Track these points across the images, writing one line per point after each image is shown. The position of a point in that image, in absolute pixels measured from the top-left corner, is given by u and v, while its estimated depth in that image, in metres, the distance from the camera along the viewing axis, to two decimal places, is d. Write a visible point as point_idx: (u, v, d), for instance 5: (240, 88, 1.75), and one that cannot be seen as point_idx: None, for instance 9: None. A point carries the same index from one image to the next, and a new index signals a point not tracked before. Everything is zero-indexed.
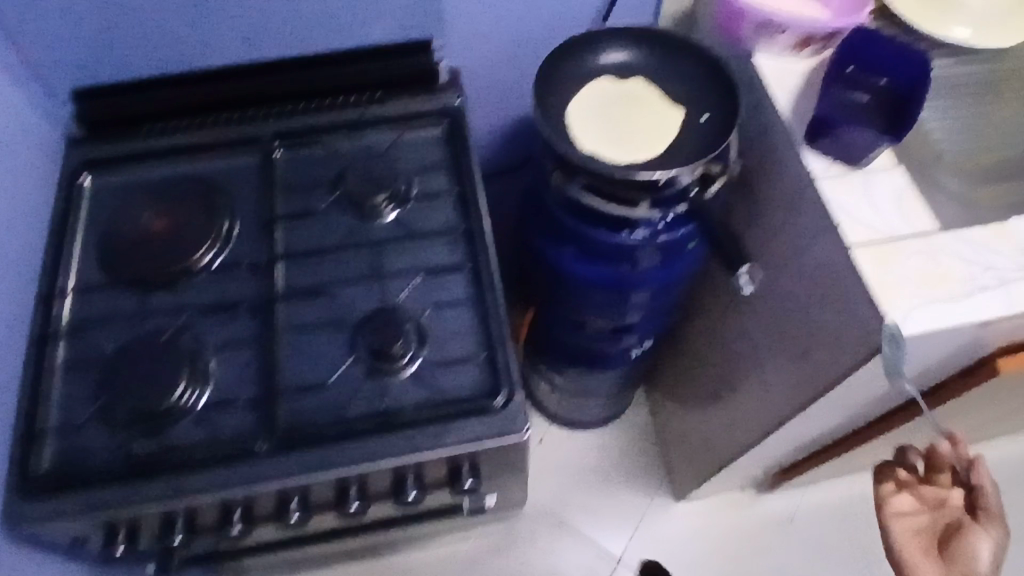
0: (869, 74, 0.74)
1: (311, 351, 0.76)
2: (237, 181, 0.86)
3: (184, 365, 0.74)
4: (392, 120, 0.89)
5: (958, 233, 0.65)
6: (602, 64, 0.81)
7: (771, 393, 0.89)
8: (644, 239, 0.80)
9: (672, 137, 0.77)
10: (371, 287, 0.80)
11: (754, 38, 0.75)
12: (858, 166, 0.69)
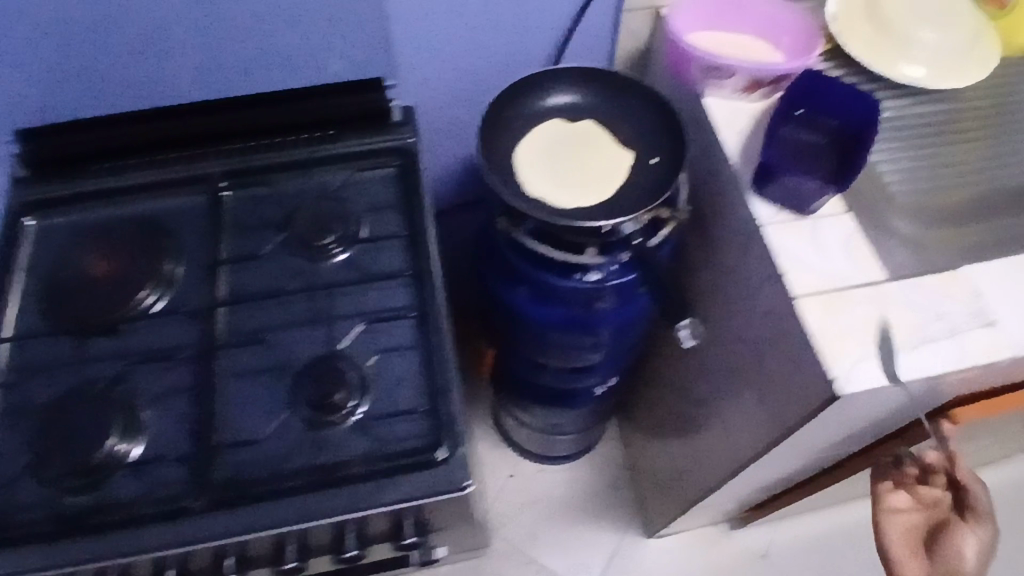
0: (823, 117, 0.72)
1: (251, 400, 0.74)
2: (184, 224, 0.84)
3: (119, 416, 0.72)
4: (344, 160, 0.86)
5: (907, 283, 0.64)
6: (549, 105, 0.80)
7: (733, 437, 0.87)
8: (595, 284, 0.78)
9: (621, 179, 0.76)
10: (315, 333, 0.77)
11: (702, 81, 0.75)
12: (807, 214, 0.68)
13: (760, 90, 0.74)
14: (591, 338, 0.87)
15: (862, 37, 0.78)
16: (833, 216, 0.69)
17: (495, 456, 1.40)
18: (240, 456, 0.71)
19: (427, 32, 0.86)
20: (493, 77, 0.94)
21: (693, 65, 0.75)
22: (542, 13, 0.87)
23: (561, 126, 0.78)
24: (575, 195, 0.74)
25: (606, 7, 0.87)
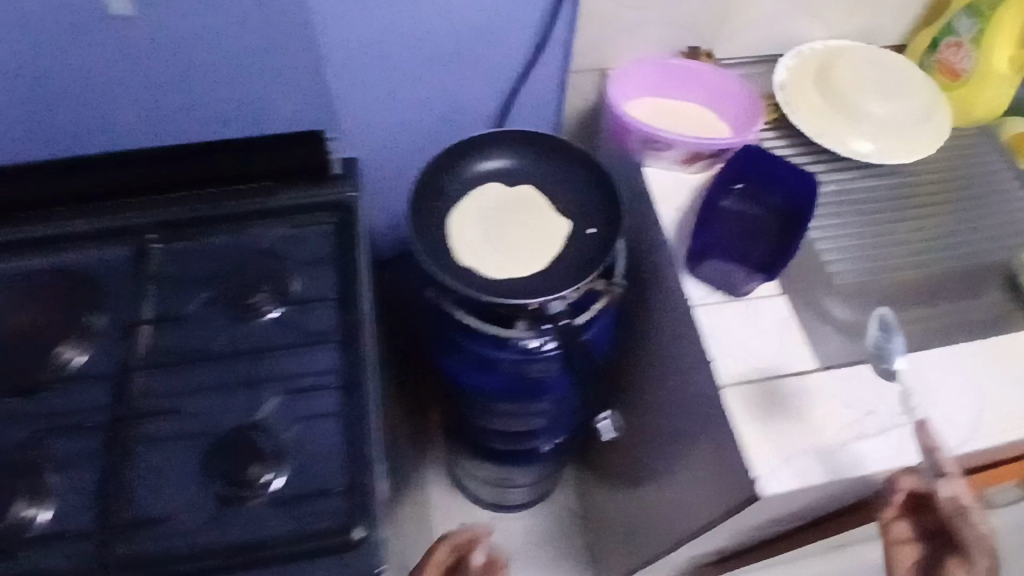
0: (766, 194, 0.74)
1: (165, 468, 0.70)
2: (108, 277, 0.80)
3: (22, 485, 0.68)
4: (281, 213, 0.83)
5: (838, 371, 0.66)
6: (485, 169, 0.78)
7: (679, 513, 0.83)
8: (529, 353, 0.74)
9: (557, 248, 0.73)
10: (238, 398, 0.74)
11: (642, 151, 0.77)
12: (738, 295, 0.70)
13: (701, 162, 0.76)
14: (533, 403, 0.83)
15: (809, 110, 0.81)
16: (761, 301, 0.70)
17: (446, 503, 1.34)
18: (150, 527, 0.67)
19: (371, 88, 0.86)
20: (439, 133, 0.93)
21: (633, 135, 0.77)
22: (487, 73, 0.85)
23: (496, 193, 0.76)
24: (507, 266, 0.72)
25: (552, 69, 0.86)
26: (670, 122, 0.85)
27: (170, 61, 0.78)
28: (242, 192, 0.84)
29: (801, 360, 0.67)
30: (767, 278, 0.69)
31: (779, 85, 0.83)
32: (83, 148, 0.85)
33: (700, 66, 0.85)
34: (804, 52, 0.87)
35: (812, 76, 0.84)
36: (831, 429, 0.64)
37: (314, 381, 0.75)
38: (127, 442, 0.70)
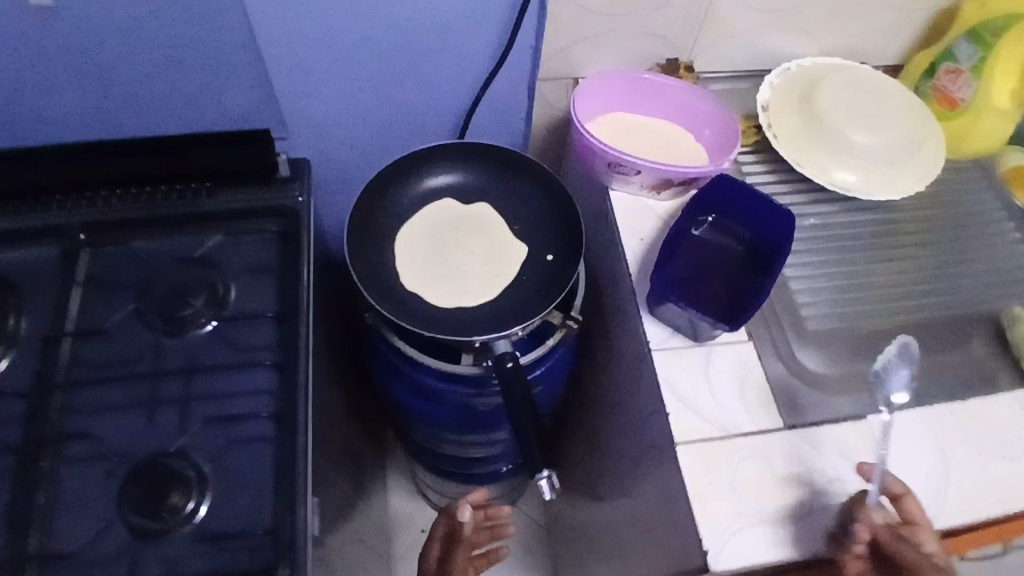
0: (734, 229, 0.69)
1: (78, 495, 0.65)
2: (34, 281, 0.75)
3: None
4: (223, 217, 0.77)
5: (803, 432, 0.62)
6: (430, 186, 0.77)
7: (629, 556, 0.78)
8: (477, 387, 0.71)
9: (514, 268, 0.73)
10: (162, 418, 0.69)
11: (607, 175, 0.72)
12: (699, 341, 0.66)
13: (671, 189, 0.72)
14: (487, 432, 0.79)
15: (789, 135, 0.76)
16: (725, 345, 0.66)
17: (409, 508, 1.27)
18: (54, 563, 0.61)
19: (326, 91, 0.79)
20: (400, 139, 0.87)
21: (597, 159, 0.71)
22: (451, 78, 0.79)
23: (446, 211, 0.76)
24: (454, 289, 0.71)
25: (522, 75, 0.80)
26: (640, 143, 0.79)
27: (98, 56, 0.71)
28: (182, 192, 0.78)
29: (768, 417, 0.63)
30: (733, 327, 0.62)
31: (762, 105, 0.78)
32: (13, 137, 0.79)
33: (673, 84, 0.80)
34: (792, 69, 0.81)
35: (797, 96, 0.78)
36: (792, 492, 0.60)
37: (245, 405, 0.69)
38: (36, 465, 0.65)
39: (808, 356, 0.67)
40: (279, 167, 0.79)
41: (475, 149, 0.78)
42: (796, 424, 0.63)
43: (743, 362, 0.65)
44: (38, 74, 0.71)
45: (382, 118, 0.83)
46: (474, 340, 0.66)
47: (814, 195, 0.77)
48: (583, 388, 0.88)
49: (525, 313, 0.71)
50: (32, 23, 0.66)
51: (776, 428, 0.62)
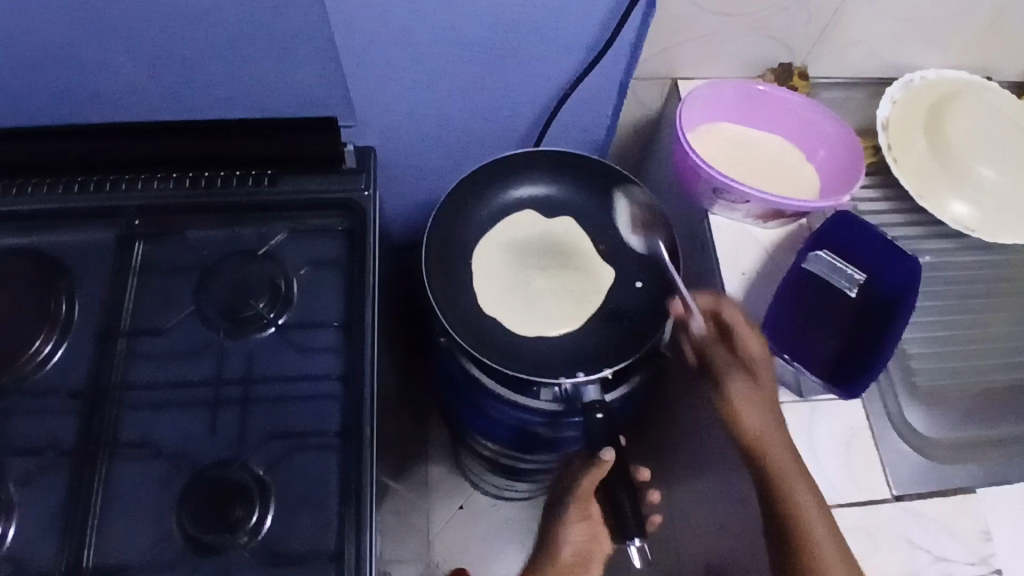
0: (851, 267, 0.67)
1: (135, 495, 0.63)
2: (88, 264, 0.72)
3: None
4: (287, 208, 0.73)
5: (907, 508, 0.60)
6: (518, 196, 0.83)
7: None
8: (551, 418, 0.75)
9: (600, 294, 0.78)
10: (224, 419, 0.67)
11: (711, 198, 0.70)
12: (803, 396, 0.64)
13: (780, 219, 0.70)
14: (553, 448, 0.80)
15: (908, 158, 0.73)
16: (830, 402, 0.64)
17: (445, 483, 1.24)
18: (112, 569, 0.60)
19: (412, 89, 0.76)
20: (481, 131, 0.84)
21: (702, 182, 0.69)
22: (539, 72, 0.75)
23: (536, 221, 0.82)
24: (535, 304, 0.77)
25: (614, 72, 0.75)
26: (747, 164, 0.73)
27: (166, 38, 0.66)
28: (244, 178, 0.74)
29: (874, 487, 0.60)
30: (845, 396, 0.60)
31: (882, 123, 0.75)
32: (70, 107, 0.75)
33: (788, 98, 0.74)
34: (916, 82, 0.78)
35: (921, 112, 0.76)
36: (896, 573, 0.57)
37: (308, 416, 0.67)
38: (93, 464, 0.63)
39: (917, 416, 0.66)
40: (348, 158, 0.76)
41: (566, 163, 0.83)
42: (902, 494, 0.61)
43: (848, 423, 0.63)
44: (103, 51, 0.67)
45: (461, 108, 0.79)
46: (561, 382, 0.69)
47: (915, 235, 0.74)
48: (651, 400, 0.86)
49: (605, 333, 0.76)
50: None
51: (880, 499, 0.60)
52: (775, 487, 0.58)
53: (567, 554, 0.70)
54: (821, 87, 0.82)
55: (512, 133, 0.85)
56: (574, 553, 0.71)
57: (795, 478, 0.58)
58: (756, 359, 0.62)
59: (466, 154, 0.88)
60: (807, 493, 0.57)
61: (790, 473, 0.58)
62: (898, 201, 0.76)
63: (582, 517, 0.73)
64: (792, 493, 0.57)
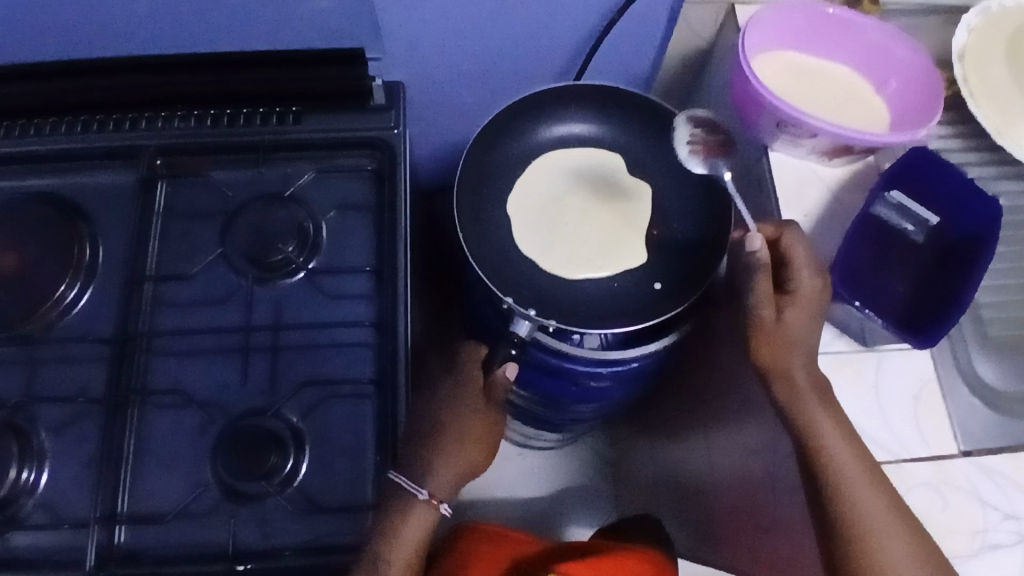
0: (919, 208, 0.64)
1: (167, 441, 0.62)
2: (109, 206, 0.69)
3: (11, 442, 0.60)
4: (314, 146, 0.70)
5: (977, 461, 0.58)
6: (558, 134, 0.79)
7: (745, 542, 0.77)
8: (594, 368, 0.71)
9: (642, 240, 0.75)
10: (256, 364, 0.65)
11: (772, 131, 0.66)
12: (867, 344, 0.62)
13: (846, 156, 0.66)
14: (581, 401, 0.79)
15: (986, 93, 0.69)
16: (897, 351, 0.62)
17: None
18: (147, 517, 0.59)
19: (450, 18, 0.71)
20: (519, 62, 0.79)
21: (765, 114, 0.65)
22: None
23: (578, 161, 0.79)
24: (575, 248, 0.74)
25: None
26: (809, 95, 0.68)
27: None
28: (268, 116, 0.71)
29: (941, 441, 0.59)
30: (921, 346, 0.57)
31: (958, 53, 0.70)
32: (84, 43, 0.71)
33: (861, 22, 0.68)
34: (993, 9, 0.73)
35: (998, 45, 0.71)
36: (963, 527, 0.56)
37: (344, 362, 0.65)
38: (124, 411, 0.61)
39: (987, 370, 0.65)
40: (378, 94, 0.72)
41: (609, 100, 0.78)
42: (972, 450, 0.59)
43: (912, 374, 0.61)
44: None
45: (495, 38, 0.74)
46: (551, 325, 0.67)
47: (986, 175, 0.70)
48: (694, 346, 0.83)
49: (645, 281, 0.74)
50: None
51: (949, 454, 0.59)
52: (812, 449, 0.55)
53: (476, 459, 0.65)
54: (888, 11, 0.76)
55: (551, 67, 0.80)
56: (470, 461, 0.65)
57: (834, 444, 0.55)
58: (795, 326, 0.59)
59: (500, 90, 0.84)
60: (848, 452, 0.55)
61: (828, 439, 0.55)
62: (969, 136, 0.71)
63: (477, 423, 0.65)
64: (831, 459, 0.55)
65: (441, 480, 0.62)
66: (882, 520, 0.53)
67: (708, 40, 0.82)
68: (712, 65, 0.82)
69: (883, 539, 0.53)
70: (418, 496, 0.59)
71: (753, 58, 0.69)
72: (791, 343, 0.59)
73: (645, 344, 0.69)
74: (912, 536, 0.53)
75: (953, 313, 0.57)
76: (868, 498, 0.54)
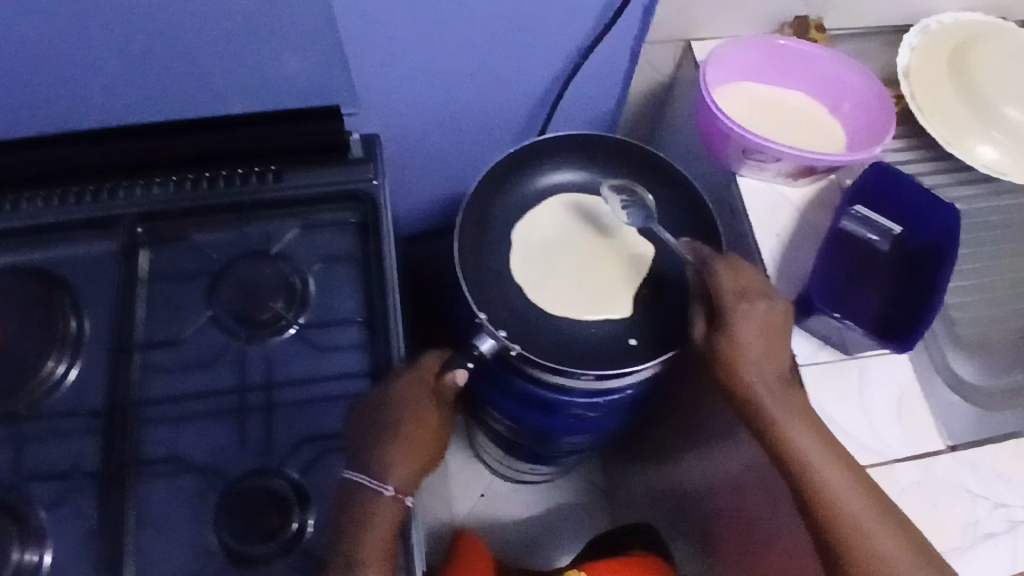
0: (883, 220, 0.68)
1: (168, 509, 0.61)
2: (93, 276, 0.69)
3: (9, 527, 0.59)
4: (294, 204, 0.71)
5: (963, 455, 0.61)
6: (555, 181, 0.81)
7: (745, 554, 0.78)
8: (590, 399, 0.73)
9: (630, 267, 0.77)
10: (252, 423, 0.64)
11: (738, 159, 0.69)
12: (848, 353, 0.65)
13: (810, 176, 0.69)
14: (571, 435, 0.80)
15: (934, 105, 0.73)
16: (876, 358, 0.65)
17: (464, 471, 1.19)
18: None
19: (421, 70, 0.74)
20: (489, 108, 0.82)
21: (731, 144, 0.68)
22: (549, 41, 0.72)
23: (573, 205, 0.79)
24: (563, 281, 0.76)
25: (625, 37, 0.74)
26: (770, 121, 0.72)
27: (158, 47, 0.63)
28: (247, 176, 0.72)
29: (928, 439, 0.62)
30: (899, 350, 0.60)
31: (903, 72, 0.75)
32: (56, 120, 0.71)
33: (812, 50, 0.73)
34: (932, 28, 0.78)
35: (940, 60, 0.76)
36: (958, 519, 0.59)
37: (340, 414, 0.65)
38: (121, 484, 0.61)
39: (963, 367, 0.68)
40: (354, 149, 0.74)
41: (588, 143, 0.80)
42: (957, 445, 0.62)
43: (894, 380, 0.64)
44: (88, 65, 0.63)
45: (466, 86, 0.77)
46: (513, 350, 0.68)
47: (941, 183, 0.74)
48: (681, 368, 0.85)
49: (621, 337, 0.74)
50: (84, 12, 0.58)
51: (936, 451, 0.61)
52: (792, 465, 0.57)
53: (432, 449, 0.65)
54: (834, 37, 0.81)
55: (520, 110, 0.83)
56: (427, 454, 0.64)
57: (811, 454, 0.57)
58: (750, 345, 0.59)
59: (473, 136, 0.86)
60: (826, 462, 0.57)
61: (805, 450, 0.57)
62: (921, 149, 0.76)
63: (430, 417, 0.65)
64: (814, 468, 0.57)
65: (401, 472, 0.62)
66: (869, 518, 0.55)
67: (668, 75, 0.86)
68: (676, 98, 0.85)
69: (874, 535, 0.55)
70: (384, 492, 0.60)
71: (716, 93, 0.72)
72: (753, 360, 0.59)
73: (635, 369, 0.68)
74: (899, 529, 0.56)
75: (928, 314, 0.60)
76: (852, 505, 0.56)
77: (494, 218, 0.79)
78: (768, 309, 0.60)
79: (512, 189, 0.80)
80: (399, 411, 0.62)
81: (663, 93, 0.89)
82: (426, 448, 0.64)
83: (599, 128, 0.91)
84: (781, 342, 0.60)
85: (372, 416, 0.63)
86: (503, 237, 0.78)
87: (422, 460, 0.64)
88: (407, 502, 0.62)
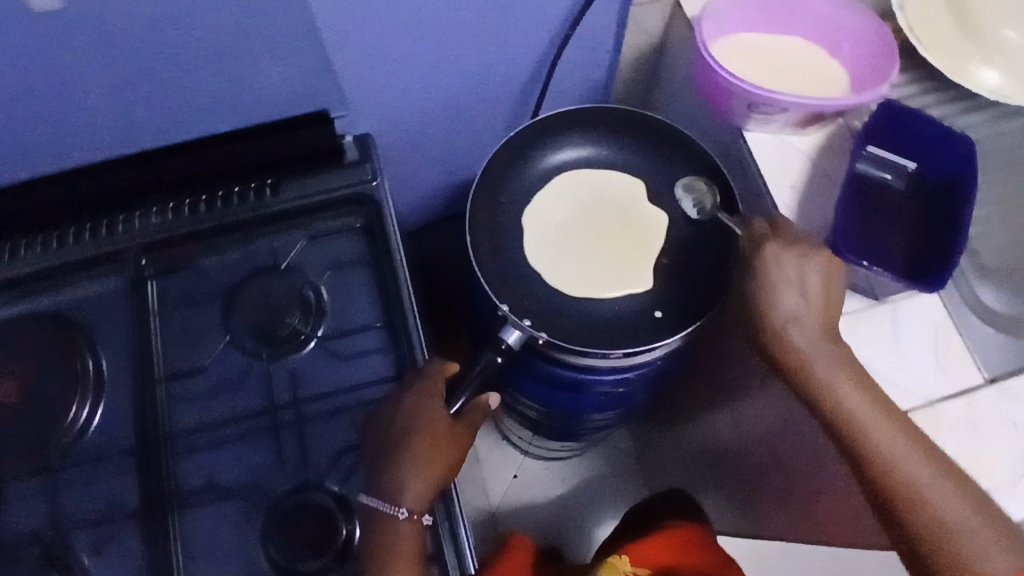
0: (899, 158, 0.67)
1: (213, 539, 0.61)
2: (103, 313, 0.68)
3: None
4: (299, 215, 0.70)
5: (1004, 387, 0.61)
6: (563, 159, 0.80)
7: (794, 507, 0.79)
8: (618, 375, 0.73)
9: (645, 236, 0.76)
10: (286, 442, 0.64)
11: (744, 113, 0.68)
12: (879, 298, 0.65)
13: (817, 122, 0.68)
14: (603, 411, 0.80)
15: (933, 36, 0.72)
16: (908, 299, 0.65)
17: (494, 455, 1.19)
18: None
19: (409, 63, 0.72)
20: (482, 92, 0.80)
21: (735, 100, 0.67)
22: (535, 17, 0.71)
23: (583, 181, 0.79)
24: (581, 258, 0.75)
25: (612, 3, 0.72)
26: (771, 71, 0.71)
27: (138, 75, 0.61)
28: (245, 194, 0.71)
29: (966, 375, 0.62)
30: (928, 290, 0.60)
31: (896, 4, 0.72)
32: None
33: None
34: None
35: None
36: (1005, 451, 0.59)
37: None
38: (163, 519, 0.60)
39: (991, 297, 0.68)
40: (348, 152, 0.73)
41: (590, 117, 0.80)
42: (997, 376, 0.62)
43: (927, 320, 0.64)
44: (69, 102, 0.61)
45: (456, 73, 0.75)
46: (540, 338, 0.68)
47: (948, 114, 0.73)
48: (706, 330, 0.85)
49: (645, 310, 0.73)
50: (57, 50, 0.56)
51: (976, 386, 0.61)
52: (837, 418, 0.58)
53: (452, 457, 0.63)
54: None
55: (513, 90, 0.82)
56: (443, 464, 0.62)
57: (858, 406, 0.57)
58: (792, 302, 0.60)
59: (468, 122, 0.85)
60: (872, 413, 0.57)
61: (851, 401, 0.57)
62: (925, 81, 0.74)
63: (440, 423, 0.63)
64: (859, 421, 0.57)
65: (416, 491, 0.60)
66: (923, 471, 0.55)
67: (658, 36, 0.84)
68: (669, 58, 0.84)
69: (927, 481, 0.55)
70: (400, 515, 0.58)
71: (714, 49, 0.71)
72: (795, 317, 0.60)
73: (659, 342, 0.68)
74: (955, 481, 0.55)
75: (954, 250, 0.60)
76: (903, 453, 0.56)
77: (502, 204, 0.78)
78: (811, 274, 0.60)
79: (515, 172, 0.79)
80: (416, 421, 0.61)
81: (655, 55, 0.87)
82: (440, 458, 0.62)
83: (594, 98, 0.89)
84: (836, 307, 0.61)
85: (387, 433, 0.61)
86: (513, 223, 0.77)
87: (437, 472, 0.61)
88: (423, 520, 0.60)
